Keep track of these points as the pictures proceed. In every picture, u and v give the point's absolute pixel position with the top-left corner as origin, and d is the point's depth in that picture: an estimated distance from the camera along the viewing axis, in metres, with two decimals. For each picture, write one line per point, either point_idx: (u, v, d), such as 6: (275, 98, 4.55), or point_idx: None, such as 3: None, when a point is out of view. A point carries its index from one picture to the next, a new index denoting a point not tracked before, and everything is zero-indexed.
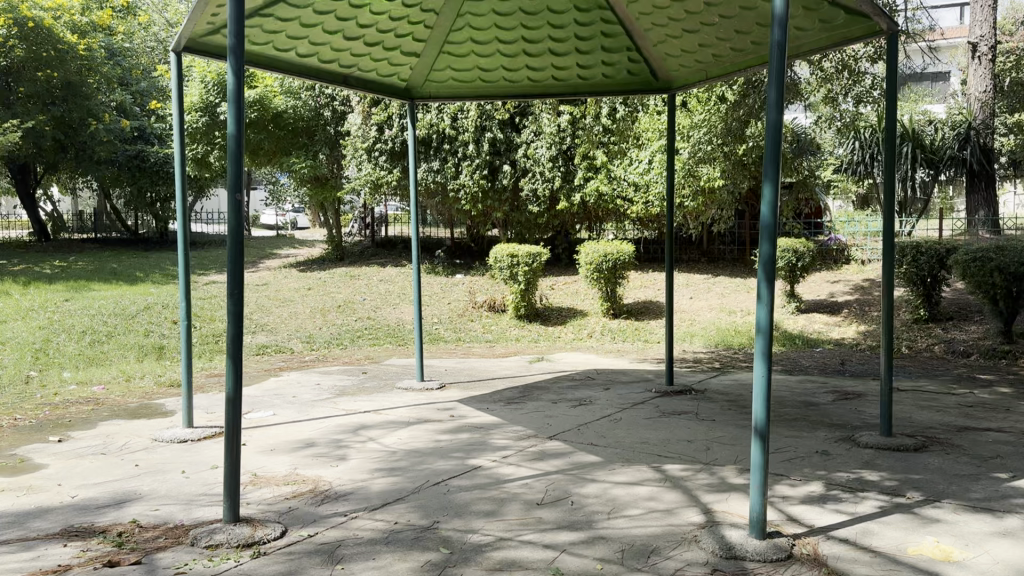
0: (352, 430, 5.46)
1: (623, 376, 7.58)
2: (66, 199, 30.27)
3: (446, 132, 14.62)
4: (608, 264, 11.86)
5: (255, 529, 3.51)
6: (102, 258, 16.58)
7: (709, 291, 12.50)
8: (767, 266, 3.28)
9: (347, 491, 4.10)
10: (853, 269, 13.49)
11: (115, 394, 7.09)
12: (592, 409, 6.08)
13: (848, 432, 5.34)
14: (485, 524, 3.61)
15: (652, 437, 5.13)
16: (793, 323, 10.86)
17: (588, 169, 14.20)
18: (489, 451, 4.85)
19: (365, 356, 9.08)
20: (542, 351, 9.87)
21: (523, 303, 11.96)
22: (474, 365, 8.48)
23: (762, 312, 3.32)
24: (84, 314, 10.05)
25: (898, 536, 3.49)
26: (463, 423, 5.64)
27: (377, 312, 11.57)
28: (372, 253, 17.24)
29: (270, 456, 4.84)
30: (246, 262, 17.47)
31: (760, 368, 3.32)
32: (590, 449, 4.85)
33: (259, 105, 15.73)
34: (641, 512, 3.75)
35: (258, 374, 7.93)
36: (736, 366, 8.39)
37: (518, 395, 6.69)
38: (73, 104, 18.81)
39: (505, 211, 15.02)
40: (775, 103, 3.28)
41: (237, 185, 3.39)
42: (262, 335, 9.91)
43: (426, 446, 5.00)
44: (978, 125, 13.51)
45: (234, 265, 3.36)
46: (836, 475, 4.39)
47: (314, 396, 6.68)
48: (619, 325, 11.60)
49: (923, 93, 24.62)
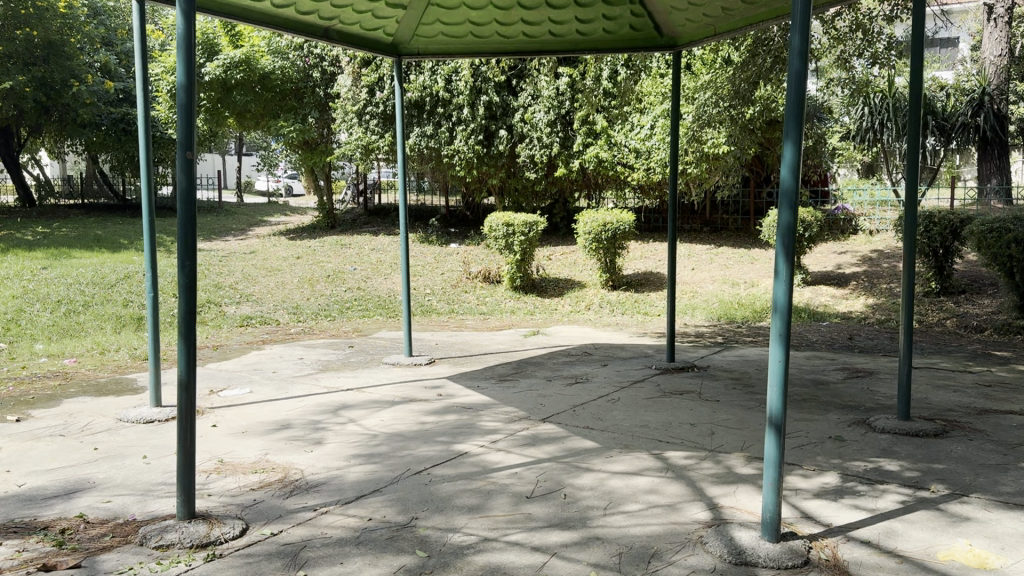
0: (331, 410, 5.10)
1: (621, 352, 7.24)
2: (54, 164, 29.63)
3: (439, 95, 14.12)
4: (607, 233, 11.49)
5: (211, 527, 3.17)
6: (86, 224, 16.15)
7: (712, 262, 12.09)
8: (785, 237, 2.92)
9: (320, 481, 3.75)
10: (860, 239, 13.06)
11: (86, 368, 6.73)
12: (588, 388, 5.72)
13: (862, 414, 4.99)
14: (469, 522, 3.26)
15: (653, 420, 4.77)
16: (798, 297, 10.47)
17: (587, 134, 13.68)
18: (476, 435, 4.50)
19: (353, 328, 8.73)
20: (538, 324, 9.51)
21: (519, 274, 11.61)
22: (466, 339, 8.13)
23: (780, 291, 2.94)
24: (61, 283, 9.65)
25: (926, 538, 3.14)
26: (450, 403, 5.28)
27: (368, 282, 11.16)
28: (364, 221, 16.81)
29: (240, 439, 4.48)
30: (236, 229, 17.04)
31: (777, 352, 2.96)
32: (585, 434, 4.49)
33: (245, 66, 15.18)
34: (640, 508, 3.40)
35: (239, 347, 7.55)
36: (739, 340, 8.04)
37: (510, 372, 6.33)
38: (55, 65, 18.22)
39: (501, 177, 14.58)
40: (798, 51, 2.87)
41: (187, 143, 3.07)
42: (246, 305, 9.54)
43: (410, 429, 4.64)
44: (992, 90, 13.01)
45: (185, 236, 3.07)
46: (853, 465, 4.03)
47: (295, 371, 6.34)
48: (617, 297, 11.22)
49: (932, 57, 23.86)
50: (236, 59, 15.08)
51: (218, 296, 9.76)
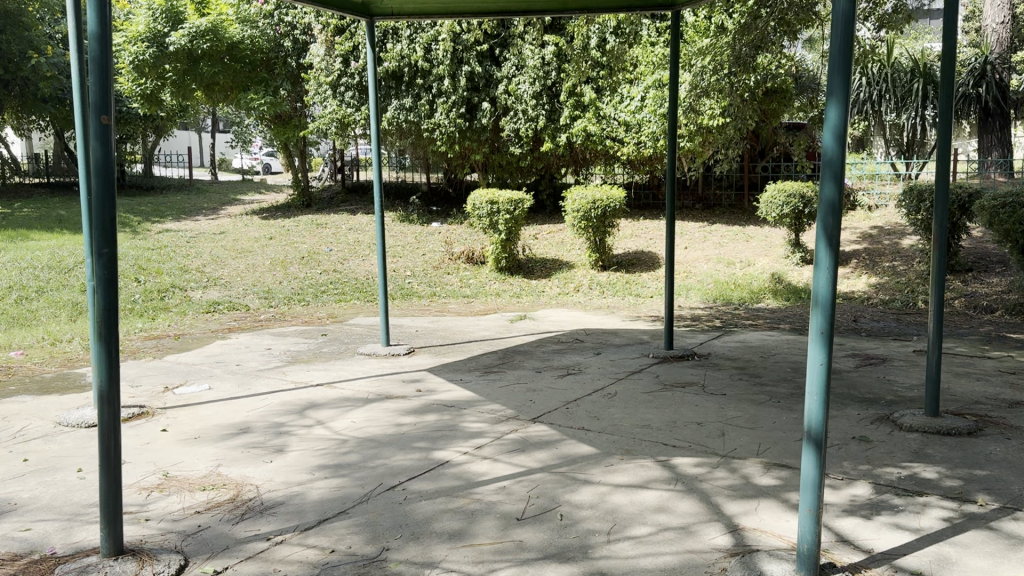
0: (297, 410, 4.57)
1: (615, 338, 6.75)
2: (20, 142, 28.47)
3: (419, 65, 13.47)
4: (597, 211, 10.99)
5: (142, 566, 2.65)
6: (50, 204, 15.41)
7: (705, 240, 11.57)
8: (828, 217, 2.44)
9: (276, 501, 3.24)
10: (859, 215, 12.57)
11: (34, 361, 6.15)
12: (581, 380, 5.23)
13: (885, 410, 4.53)
14: (449, 553, 2.76)
15: (656, 418, 4.28)
16: (799, 276, 9.74)
17: (574, 107, 13.11)
18: (459, 439, 4.00)
19: (327, 314, 8.18)
20: (525, 308, 9.00)
21: (504, 255, 11.07)
22: (449, 325, 7.60)
23: (822, 281, 2.46)
24: (14, 267, 9.02)
25: (986, 567, 2.67)
26: (429, 400, 4.77)
27: (344, 264, 10.57)
28: (341, 200, 16.17)
29: (191, 447, 3.96)
30: (207, 209, 16.37)
31: (817, 354, 2.48)
32: (581, 437, 4.00)
33: (212, 36, 14.37)
34: (650, 531, 2.91)
35: (202, 336, 6.99)
36: (738, 324, 7.57)
37: (497, 363, 5.82)
38: (12, 36, 17.32)
39: (485, 152, 14.01)
40: None
41: (101, 105, 2.53)
42: (214, 290, 8.96)
43: (384, 433, 4.12)
44: (995, 59, 12.55)
45: (102, 219, 2.56)
46: (884, 473, 3.57)
47: (261, 364, 5.80)
48: (607, 278, 10.71)
49: (925, 29, 23.41)
50: (202, 28, 14.28)
51: (183, 280, 9.16)
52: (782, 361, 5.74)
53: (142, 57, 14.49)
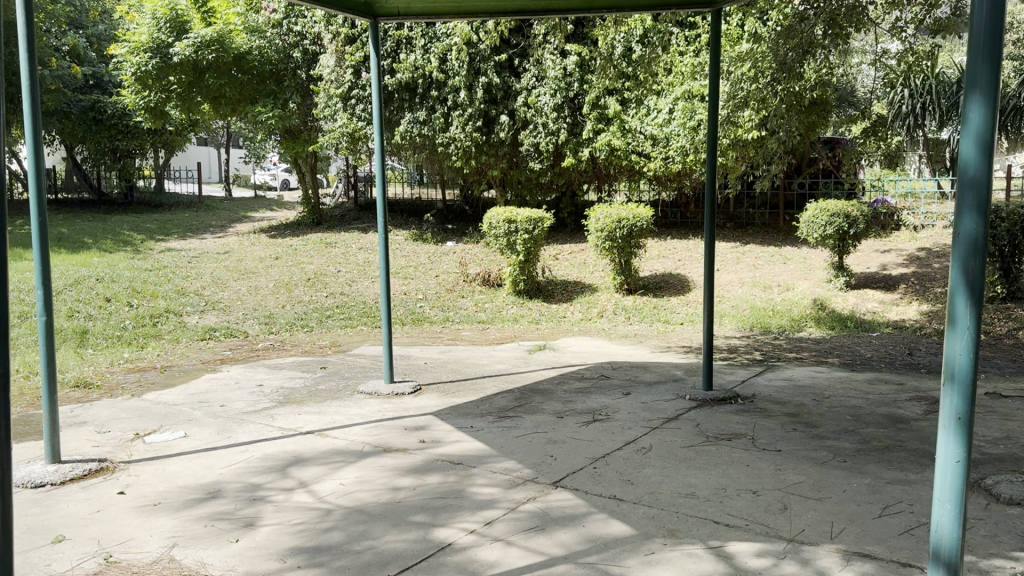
0: (279, 468, 3.92)
1: (645, 374, 6.07)
2: None
3: (433, 76, 12.90)
4: (622, 230, 10.30)
5: None
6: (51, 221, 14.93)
7: (738, 262, 10.87)
8: (969, 259, 1.83)
9: None
10: (903, 235, 11.78)
11: None
12: (609, 429, 4.54)
13: (973, 474, 3.79)
14: None
15: (702, 485, 3.58)
16: (842, 302, 9.02)
17: (597, 120, 12.52)
18: (465, 511, 3.33)
19: (330, 342, 7.54)
20: (545, 336, 8.32)
21: (522, 277, 10.40)
22: (462, 356, 6.93)
23: (957, 346, 1.87)
24: None
25: None
26: (433, 455, 4.09)
27: (352, 287, 9.98)
28: (354, 217, 15.63)
29: (147, 519, 3.32)
30: (215, 226, 15.87)
31: (950, 445, 1.90)
32: (613, 510, 3.31)
33: (218, 46, 13.95)
34: None
35: (190, 368, 6.39)
36: (781, 357, 6.85)
37: (512, 405, 5.13)
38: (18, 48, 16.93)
39: (503, 168, 13.42)
40: None
41: None
42: (211, 315, 8.36)
43: (376, 501, 3.45)
44: None
45: None
46: (993, 567, 2.85)
47: (249, 404, 5.17)
48: (633, 303, 10.03)
49: None
50: (207, 38, 13.84)
51: (178, 304, 8.58)
52: (839, 407, 5.02)
53: (145, 68, 14.13)
